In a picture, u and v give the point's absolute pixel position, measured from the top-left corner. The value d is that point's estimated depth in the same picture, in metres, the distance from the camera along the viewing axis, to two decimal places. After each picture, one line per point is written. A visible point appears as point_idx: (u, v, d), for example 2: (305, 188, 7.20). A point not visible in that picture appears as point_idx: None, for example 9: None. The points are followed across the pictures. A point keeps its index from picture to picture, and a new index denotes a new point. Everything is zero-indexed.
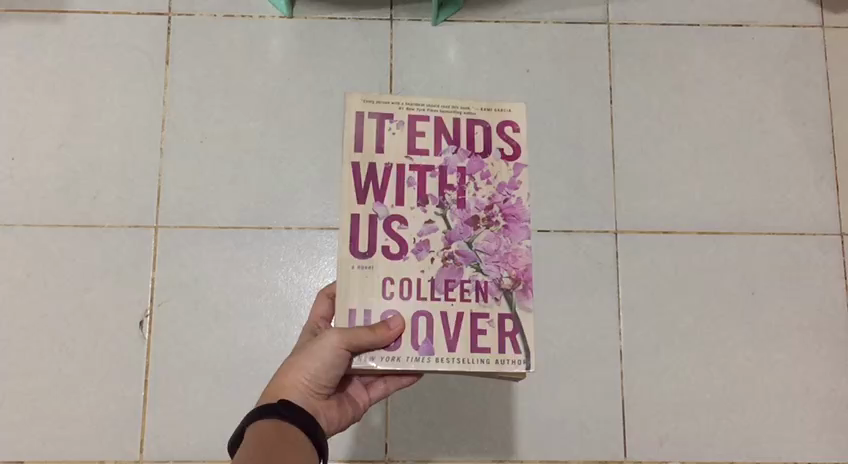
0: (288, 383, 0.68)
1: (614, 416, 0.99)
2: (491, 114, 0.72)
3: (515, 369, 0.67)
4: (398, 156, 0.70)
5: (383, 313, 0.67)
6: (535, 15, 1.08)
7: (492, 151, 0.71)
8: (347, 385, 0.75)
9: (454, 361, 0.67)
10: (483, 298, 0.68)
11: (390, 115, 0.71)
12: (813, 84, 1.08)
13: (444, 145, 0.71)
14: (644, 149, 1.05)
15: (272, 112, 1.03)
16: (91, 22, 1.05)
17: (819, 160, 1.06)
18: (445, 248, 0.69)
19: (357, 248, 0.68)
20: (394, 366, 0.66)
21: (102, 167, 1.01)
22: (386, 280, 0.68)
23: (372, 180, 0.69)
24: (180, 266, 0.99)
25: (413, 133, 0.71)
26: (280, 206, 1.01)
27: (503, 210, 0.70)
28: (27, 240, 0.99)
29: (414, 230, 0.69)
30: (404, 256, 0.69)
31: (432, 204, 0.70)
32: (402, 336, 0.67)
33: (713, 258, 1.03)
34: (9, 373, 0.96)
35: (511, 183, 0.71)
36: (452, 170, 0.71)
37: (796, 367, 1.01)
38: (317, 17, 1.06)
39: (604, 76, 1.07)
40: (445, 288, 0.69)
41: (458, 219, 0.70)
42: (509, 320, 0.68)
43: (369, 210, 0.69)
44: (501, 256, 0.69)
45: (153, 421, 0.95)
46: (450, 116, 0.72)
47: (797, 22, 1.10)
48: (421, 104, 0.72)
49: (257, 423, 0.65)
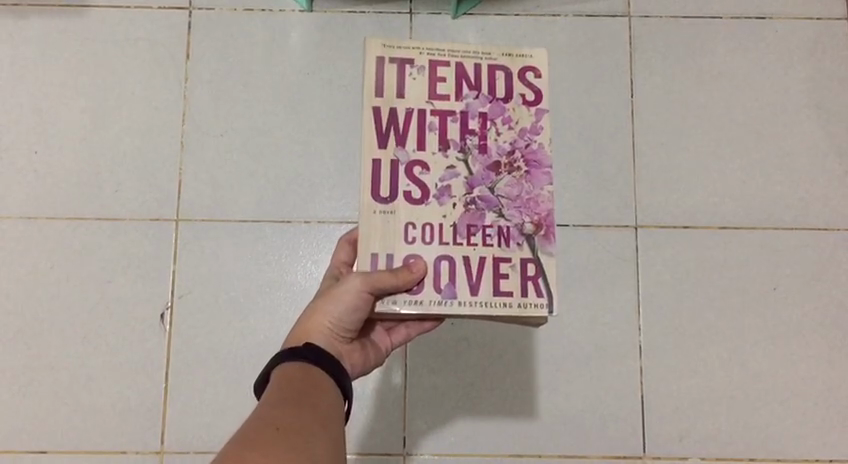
0: (312, 326, 0.69)
1: (634, 412, 0.98)
2: (512, 60, 0.72)
3: (538, 313, 0.67)
4: (420, 101, 0.70)
5: (405, 257, 0.68)
6: (554, 7, 1.07)
7: (514, 96, 0.71)
8: (370, 331, 0.75)
9: (477, 305, 0.67)
10: (504, 243, 0.68)
11: (411, 61, 0.70)
12: (837, 77, 1.07)
13: (465, 90, 0.71)
14: (665, 142, 1.05)
15: (292, 106, 1.04)
16: (113, 17, 1.06)
17: (843, 155, 1.05)
18: (467, 194, 0.69)
19: (379, 193, 0.68)
20: (417, 310, 0.67)
21: (123, 160, 1.02)
22: (408, 225, 0.68)
23: (393, 125, 0.69)
24: (200, 258, 0.99)
25: (434, 79, 0.71)
26: (300, 198, 1.01)
27: (525, 155, 0.69)
28: (48, 232, 1.00)
29: (436, 176, 0.69)
30: (426, 202, 0.69)
31: (453, 149, 0.69)
32: (424, 280, 0.67)
33: (734, 253, 1.02)
34: (31, 364, 0.97)
35: (534, 129, 0.70)
36: (473, 115, 0.70)
37: (820, 363, 1.00)
38: (337, 11, 1.06)
39: (624, 69, 1.06)
40: (467, 233, 0.68)
41: (479, 165, 0.69)
42: (532, 264, 0.68)
43: (390, 155, 0.69)
44: (523, 201, 0.69)
45: (173, 413, 0.96)
46: (472, 62, 0.71)
47: (821, 14, 1.09)
48: (442, 48, 0.71)
49: (282, 366, 0.65)
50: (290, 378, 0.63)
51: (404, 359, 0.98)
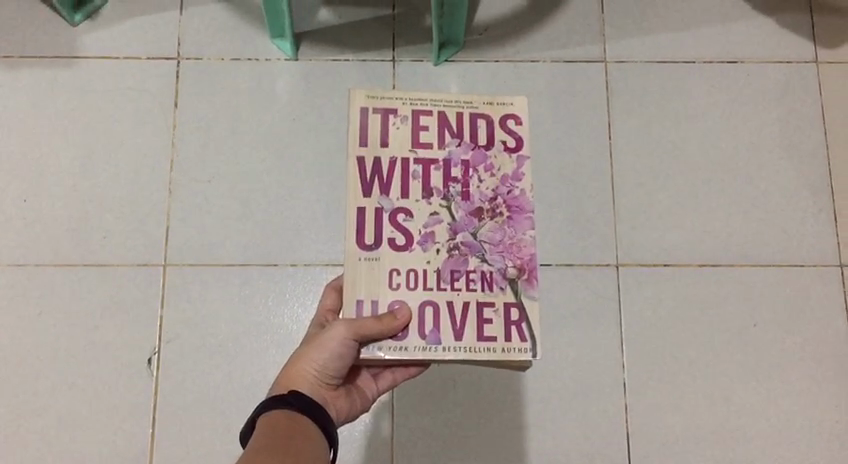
0: (296, 374, 0.70)
1: (619, 449, 0.99)
2: (493, 108, 0.74)
3: (521, 357, 0.68)
4: (403, 150, 0.72)
5: (389, 304, 0.69)
6: (533, 53, 1.11)
7: (495, 144, 0.73)
8: (356, 375, 0.76)
9: (461, 350, 0.68)
10: (488, 287, 0.70)
11: (394, 111, 0.73)
12: (808, 118, 1.11)
13: (448, 138, 0.73)
14: (644, 183, 1.07)
15: (279, 151, 1.05)
16: (102, 66, 1.08)
17: (817, 193, 1.08)
18: (450, 239, 0.71)
19: (363, 240, 0.70)
20: (401, 356, 0.68)
21: (111, 207, 1.03)
22: (393, 271, 0.70)
23: (377, 174, 0.71)
24: (188, 304, 1.00)
25: (417, 128, 0.73)
26: (286, 242, 1.03)
27: (507, 201, 0.71)
28: (37, 278, 1.01)
29: (419, 223, 0.71)
30: (410, 248, 0.70)
31: (436, 196, 0.71)
32: (409, 326, 0.68)
33: (714, 290, 1.04)
34: (18, 411, 0.97)
35: (515, 175, 0.73)
36: (456, 163, 0.73)
37: (801, 398, 1.02)
38: (322, 59, 1.09)
39: (603, 112, 1.09)
40: (451, 278, 0.70)
41: (462, 211, 0.71)
42: (515, 308, 0.69)
43: (374, 203, 0.71)
44: (505, 246, 0.70)
45: (160, 458, 0.96)
46: (454, 111, 0.74)
47: (791, 57, 1.12)
48: (425, 99, 0.74)
49: (268, 413, 0.66)
50: (276, 426, 0.64)
51: (390, 401, 0.99)
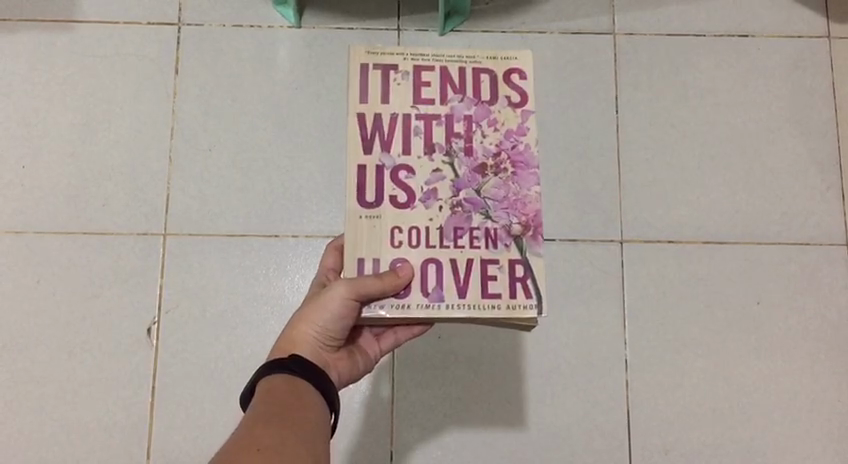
0: (296, 337, 0.69)
1: (620, 425, 0.99)
2: (497, 62, 0.73)
3: (527, 314, 0.67)
4: (404, 107, 0.71)
5: (392, 262, 0.68)
6: (540, 25, 1.09)
7: (499, 99, 0.72)
8: (358, 336, 0.75)
9: (466, 307, 0.67)
10: (492, 244, 0.69)
11: (395, 67, 0.72)
12: (819, 94, 1.09)
13: (450, 94, 0.72)
14: (650, 158, 1.06)
15: (281, 121, 1.04)
16: (101, 32, 1.06)
17: (825, 170, 1.07)
18: (453, 196, 0.70)
19: (365, 197, 0.69)
20: (403, 314, 0.67)
21: (111, 174, 1.02)
22: (395, 229, 0.69)
23: (379, 130, 0.70)
24: (189, 273, 0.99)
25: (418, 84, 0.72)
26: (287, 213, 1.01)
27: (511, 156, 0.70)
28: (37, 246, 1.00)
29: (422, 180, 0.70)
30: (413, 205, 0.69)
31: (439, 152, 0.70)
32: (411, 284, 0.67)
33: (719, 268, 1.03)
34: (18, 379, 0.96)
35: (519, 130, 0.71)
36: (459, 118, 0.71)
37: (803, 377, 1.01)
38: (326, 27, 1.07)
39: (610, 86, 1.07)
40: (455, 235, 0.69)
41: (465, 167, 0.70)
42: (521, 265, 0.68)
43: (376, 161, 0.70)
44: (510, 202, 0.69)
45: (160, 427, 0.95)
46: (456, 66, 0.73)
47: (803, 32, 1.11)
48: (426, 55, 0.73)
49: (267, 379, 0.65)
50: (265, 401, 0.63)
51: (392, 371, 0.99)
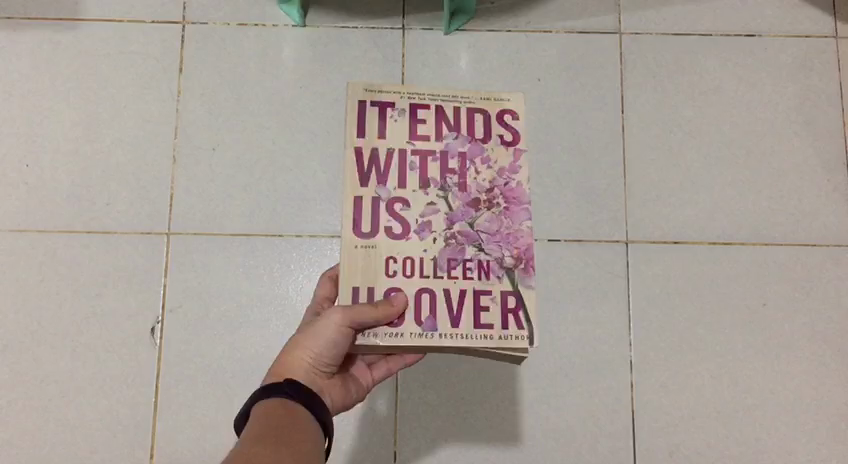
0: (292, 362, 0.70)
1: (624, 427, 0.98)
2: (490, 103, 0.73)
3: (519, 344, 0.67)
4: (400, 142, 0.71)
5: (386, 291, 0.68)
6: (545, 24, 1.08)
7: (492, 138, 0.72)
8: (351, 364, 0.77)
9: (458, 337, 0.67)
10: (485, 276, 0.69)
11: (391, 104, 0.71)
12: (826, 94, 1.08)
13: (445, 131, 0.71)
14: (655, 158, 1.05)
15: (285, 120, 1.04)
16: (105, 30, 1.06)
17: (833, 171, 1.06)
18: (447, 229, 0.69)
19: (360, 229, 0.69)
20: (396, 342, 0.66)
21: (115, 174, 1.02)
22: (389, 260, 0.68)
23: (374, 164, 0.70)
24: (192, 273, 0.99)
25: (414, 121, 0.71)
26: (291, 213, 1.01)
27: (504, 193, 0.70)
28: (41, 245, 1.00)
29: (416, 212, 0.70)
30: (407, 237, 0.69)
31: (433, 187, 0.70)
32: (405, 315, 0.67)
33: (724, 269, 1.03)
34: (22, 378, 0.96)
35: (512, 168, 0.71)
36: (453, 155, 0.71)
37: (808, 379, 1.00)
38: (331, 26, 1.07)
39: (615, 86, 1.07)
40: (448, 267, 0.69)
41: (459, 202, 0.70)
42: (513, 297, 0.68)
43: (371, 194, 0.69)
44: (502, 236, 0.69)
45: (164, 427, 0.96)
46: (451, 105, 0.72)
47: (811, 32, 1.10)
48: (422, 93, 0.72)
49: (263, 401, 0.65)
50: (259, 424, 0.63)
51: (396, 371, 0.99)
